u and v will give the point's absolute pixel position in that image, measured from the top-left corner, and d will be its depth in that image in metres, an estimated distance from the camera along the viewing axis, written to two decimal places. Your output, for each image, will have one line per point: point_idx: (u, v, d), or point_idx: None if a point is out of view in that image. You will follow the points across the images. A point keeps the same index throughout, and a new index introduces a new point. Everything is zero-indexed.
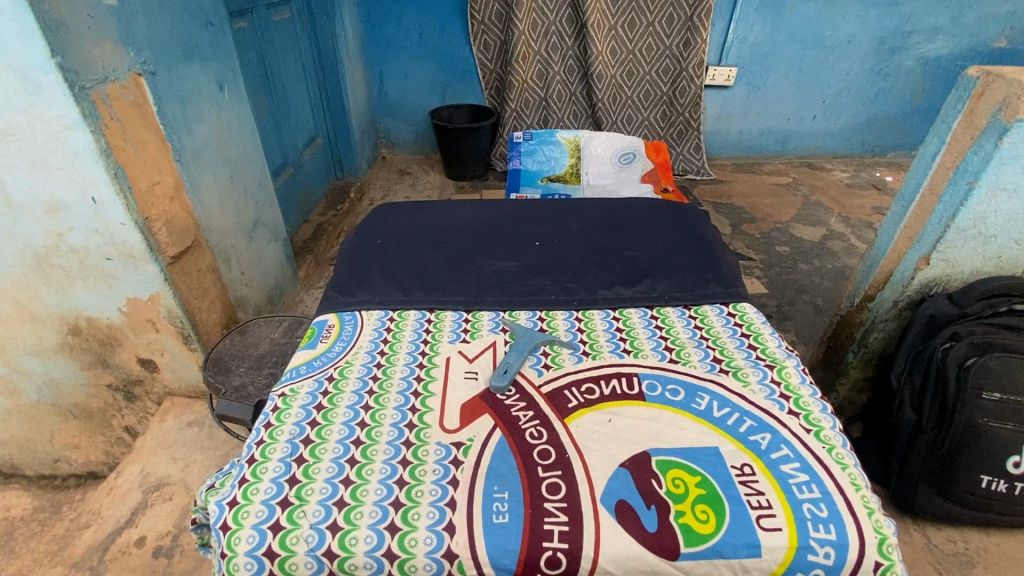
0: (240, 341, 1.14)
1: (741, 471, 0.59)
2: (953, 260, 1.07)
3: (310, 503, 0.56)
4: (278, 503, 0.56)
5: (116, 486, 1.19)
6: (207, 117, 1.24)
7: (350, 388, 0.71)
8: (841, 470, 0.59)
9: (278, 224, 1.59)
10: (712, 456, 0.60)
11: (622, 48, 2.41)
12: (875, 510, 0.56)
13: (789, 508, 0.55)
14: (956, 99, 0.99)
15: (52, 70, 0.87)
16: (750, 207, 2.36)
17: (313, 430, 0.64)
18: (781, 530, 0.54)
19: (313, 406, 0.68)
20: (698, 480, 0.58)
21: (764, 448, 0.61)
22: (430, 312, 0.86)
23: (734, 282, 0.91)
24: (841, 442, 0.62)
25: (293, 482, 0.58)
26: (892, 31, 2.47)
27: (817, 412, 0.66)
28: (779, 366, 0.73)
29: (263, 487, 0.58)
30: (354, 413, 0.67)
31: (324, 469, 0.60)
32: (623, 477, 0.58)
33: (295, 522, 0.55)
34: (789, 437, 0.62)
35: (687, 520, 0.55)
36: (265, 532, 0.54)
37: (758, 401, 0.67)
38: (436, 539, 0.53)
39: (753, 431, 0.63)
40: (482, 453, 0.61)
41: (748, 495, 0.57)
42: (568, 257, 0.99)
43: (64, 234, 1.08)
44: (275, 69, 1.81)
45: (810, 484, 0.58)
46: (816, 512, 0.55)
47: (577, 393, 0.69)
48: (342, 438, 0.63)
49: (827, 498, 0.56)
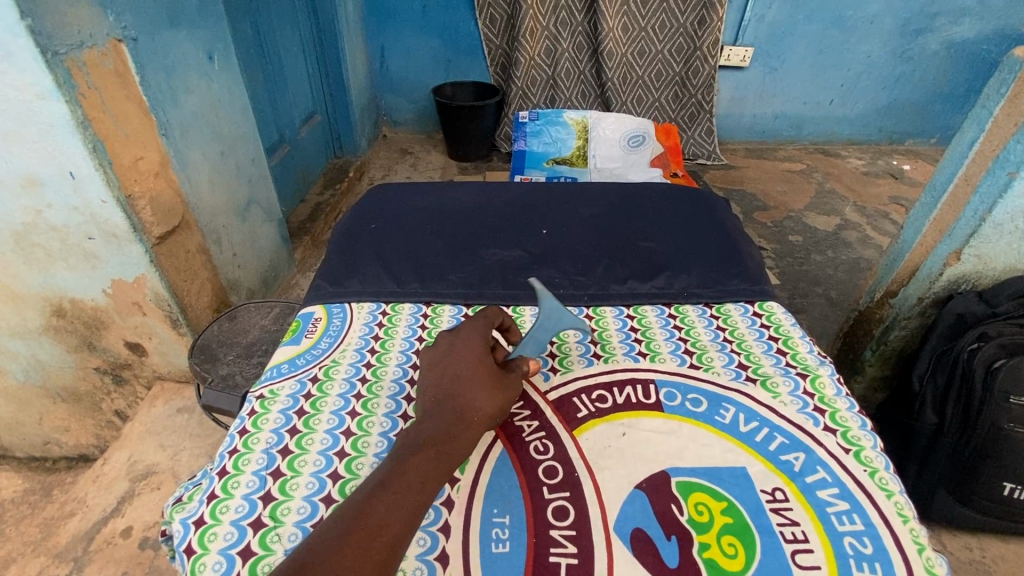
0: (229, 327, 1.08)
1: (773, 497, 0.54)
2: (985, 255, 1.01)
3: (286, 525, 0.51)
4: (250, 523, 0.52)
5: (102, 473, 1.16)
6: (195, 88, 1.17)
7: (336, 391, 0.65)
8: (885, 498, 0.54)
9: (272, 204, 1.53)
10: (739, 478, 0.55)
11: (634, 25, 2.31)
12: (926, 546, 0.50)
13: (829, 543, 0.50)
14: (999, 82, 0.91)
15: (23, 34, 0.80)
16: (763, 194, 2.28)
17: (292, 439, 0.59)
18: (819, 568, 0.48)
19: (294, 411, 0.63)
20: (724, 507, 0.53)
21: (798, 471, 0.56)
22: (427, 305, 0.80)
23: (757, 279, 0.85)
24: (884, 465, 0.57)
25: (267, 500, 0.54)
26: (918, 11, 2.36)
27: (855, 429, 0.60)
28: (812, 375, 0.67)
29: (234, 506, 0.53)
30: (339, 420, 0.62)
31: (302, 484, 0.55)
32: (641, 502, 0.53)
33: (268, 548, 0.50)
34: (825, 457, 0.57)
35: (712, 554, 0.49)
36: (234, 558, 0.49)
37: (790, 415, 0.62)
38: (427, 571, 0.48)
39: (784, 449, 0.58)
40: (482, 469, 0.56)
41: (782, 525, 0.51)
42: (577, 246, 0.93)
43: (42, 212, 1.02)
44: (270, 39, 1.73)
45: (851, 514, 0.52)
46: (859, 548, 0.50)
47: (588, 401, 0.64)
48: (324, 449, 0.58)
49: (872, 531, 0.51)
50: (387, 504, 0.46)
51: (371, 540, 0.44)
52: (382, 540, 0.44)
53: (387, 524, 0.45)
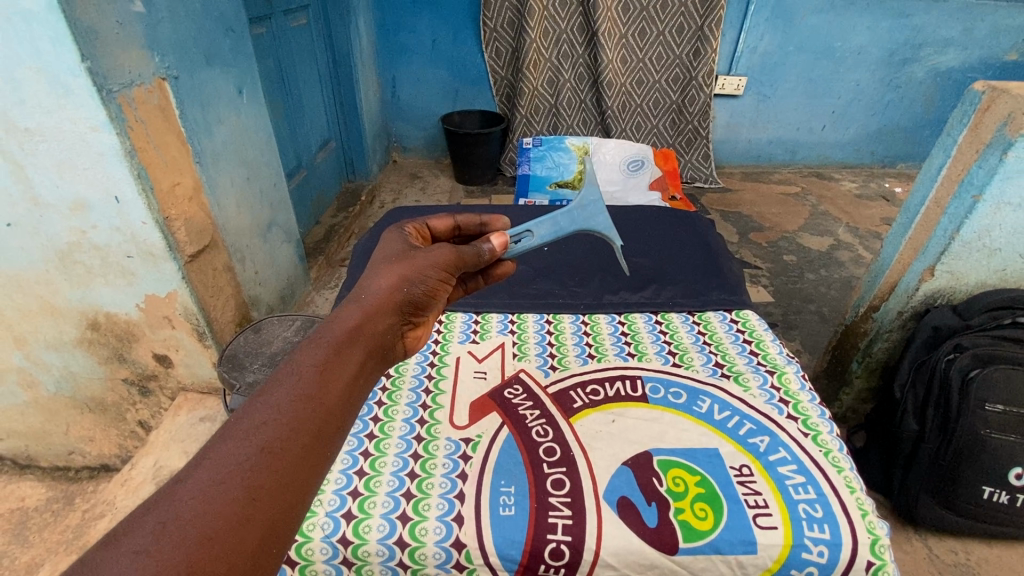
0: (254, 338, 1.17)
1: (740, 472, 0.67)
2: (957, 271, 1.08)
3: (379, 493, 0.65)
4: (342, 514, 0.63)
5: (131, 477, 1.22)
6: (226, 120, 1.28)
7: (408, 386, 0.81)
8: (837, 473, 0.67)
9: (291, 225, 1.63)
10: (712, 457, 0.69)
11: (632, 57, 2.45)
12: (869, 512, 0.64)
13: (786, 508, 0.63)
14: (962, 113, 1.00)
15: (82, 74, 0.89)
16: (758, 215, 2.37)
17: (376, 426, 0.75)
18: (776, 528, 0.62)
19: (370, 418, 0.76)
20: (698, 480, 0.66)
21: (762, 450, 0.70)
22: (476, 314, 0.97)
23: (737, 290, 1.00)
24: (837, 447, 0.71)
25: (361, 474, 0.68)
26: (903, 43, 2.48)
27: (815, 417, 0.75)
28: (779, 372, 0.82)
29: (326, 500, 0.65)
30: (413, 411, 0.77)
31: (389, 462, 0.69)
32: (626, 475, 0.67)
33: (367, 512, 0.63)
34: (787, 440, 0.71)
35: (686, 517, 0.63)
36: (339, 519, 0.63)
37: (759, 405, 0.76)
38: (446, 529, 0.62)
39: (752, 434, 0.72)
40: (491, 448, 0.70)
41: (746, 494, 0.65)
42: (577, 262, 1.09)
43: (87, 232, 1.08)
44: (291, 72, 1.86)
45: (806, 486, 0.66)
46: (811, 512, 0.63)
47: (582, 394, 0.78)
48: (403, 434, 0.73)
49: (822, 499, 0.64)
50: (258, 409, 0.44)
51: (238, 445, 0.41)
52: (254, 443, 0.41)
53: (258, 427, 0.42)
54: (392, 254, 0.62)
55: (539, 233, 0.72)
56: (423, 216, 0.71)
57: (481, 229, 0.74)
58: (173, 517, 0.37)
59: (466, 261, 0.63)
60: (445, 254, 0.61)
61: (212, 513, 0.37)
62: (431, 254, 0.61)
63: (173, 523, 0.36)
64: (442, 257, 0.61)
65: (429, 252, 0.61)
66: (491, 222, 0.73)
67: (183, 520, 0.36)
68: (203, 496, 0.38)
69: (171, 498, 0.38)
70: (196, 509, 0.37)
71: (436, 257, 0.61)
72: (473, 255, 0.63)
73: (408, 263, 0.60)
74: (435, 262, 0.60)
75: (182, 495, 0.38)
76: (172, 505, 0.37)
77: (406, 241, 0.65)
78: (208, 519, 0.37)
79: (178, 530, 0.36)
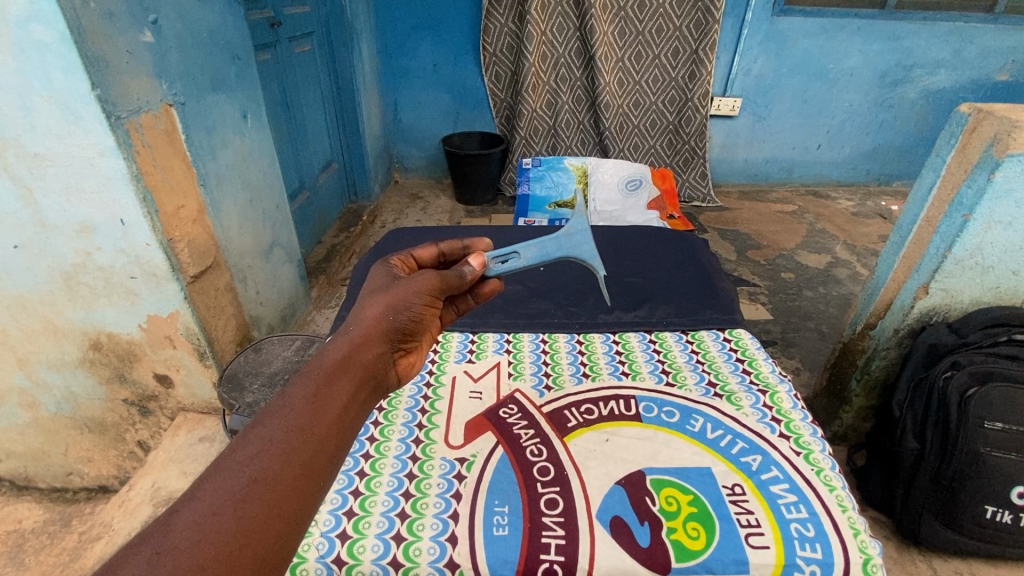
0: (254, 358, 1.17)
1: (732, 491, 0.67)
2: (952, 289, 1.09)
3: (374, 514, 0.66)
4: (337, 535, 0.64)
5: (128, 499, 1.21)
6: (230, 143, 1.31)
7: (404, 406, 0.82)
8: (829, 491, 0.68)
9: (293, 245, 1.65)
10: (704, 476, 0.69)
11: (629, 79, 2.50)
12: (862, 531, 0.64)
13: (778, 527, 0.63)
14: (949, 134, 1.03)
15: (92, 102, 0.91)
16: (756, 233, 2.39)
17: (372, 446, 0.75)
18: (768, 548, 0.62)
19: (367, 437, 0.76)
20: (691, 499, 0.66)
21: (755, 469, 0.70)
22: (473, 334, 0.98)
23: (730, 310, 1.01)
24: (829, 465, 0.71)
25: (356, 495, 0.68)
26: (894, 64, 2.53)
27: (807, 436, 0.75)
28: (771, 391, 0.82)
29: (322, 520, 0.65)
30: (409, 431, 0.77)
31: (385, 482, 0.70)
32: (620, 495, 0.67)
33: (361, 532, 0.64)
34: (778, 459, 0.71)
35: (679, 536, 0.63)
36: (334, 540, 0.63)
37: (751, 424, 0.76)
38: (439, 549, 0.62)
39: (744, 452, 0.72)
40: (485, 468, 0.71)
41: (738, 514, 0.65)
42: (572, 282, 1.11)
43: (92, 254, 1.10)
44: (295, 97, 1.90)
45: (798, 504, 0.66)
46: (803, 531, 0.63)
47: (576, 413, 0.79)
48: (399, 454, 0.74)
49: (815, 518, 0.64)
50: (250, 440, 0.45)
51: (232, 476, 0.42)
52: (248, 473, 0.43)
53: (250, 458, 0.44)
54: (378, 285, 0.63)
55: (524, 257, 0.73)
56: (407, 248, 0.71)
57: (464, 253, 0.73)
58: (169, 547, 0.38)
59: (450, 285, 0.64)
60: (429, 280, 0.62)
61: (206, 542, 0.38)
62: (417, 280, 0.61)
63: (167, 553, 0.37)
64: (427, 283, 0.62)
65: (415, 279, 0.62)
66: (473, 245, 0.73)
67: (175, 551, 0.37)
68: (197, 526, 0.39)
69: (167, 529, 0.39)
70: (190, 539, 0.38)
71: (421, 282, 0.61)
72: (457, 278, 0.65)
73: (394, 290, 0.60)
74: (420, 287, 0.61)
75: (175, 528, 0.39)
76: (167, 535, 0.38)
77: (391, 273, 0.66)
78: (199, 552, 0.38)
79: (171, 560, 0.37)
